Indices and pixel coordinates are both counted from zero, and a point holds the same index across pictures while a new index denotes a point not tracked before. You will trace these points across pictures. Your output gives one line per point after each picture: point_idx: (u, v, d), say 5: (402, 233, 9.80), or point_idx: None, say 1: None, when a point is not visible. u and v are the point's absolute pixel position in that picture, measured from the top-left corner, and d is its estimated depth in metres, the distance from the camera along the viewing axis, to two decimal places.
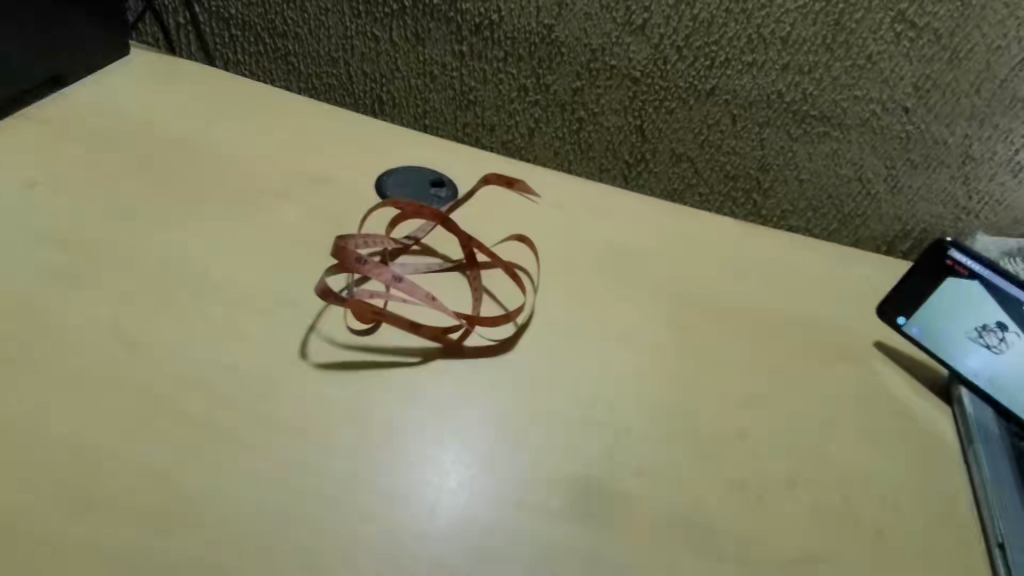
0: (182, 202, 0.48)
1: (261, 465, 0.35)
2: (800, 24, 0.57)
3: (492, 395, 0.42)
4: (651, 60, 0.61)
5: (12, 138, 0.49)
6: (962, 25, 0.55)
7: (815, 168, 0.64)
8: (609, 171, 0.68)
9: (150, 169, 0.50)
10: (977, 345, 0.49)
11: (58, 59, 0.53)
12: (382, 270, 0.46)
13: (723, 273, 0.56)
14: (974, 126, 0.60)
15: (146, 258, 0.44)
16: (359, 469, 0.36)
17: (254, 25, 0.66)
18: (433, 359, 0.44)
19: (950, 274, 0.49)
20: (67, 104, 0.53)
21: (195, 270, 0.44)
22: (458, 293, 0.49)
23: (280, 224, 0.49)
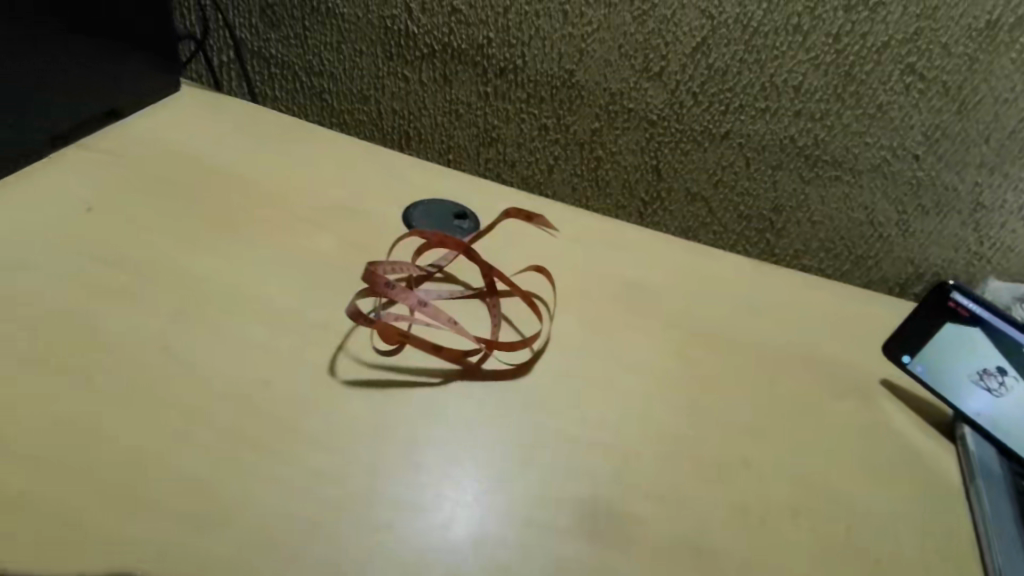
0: (217, 223, 0.51)
1: (284, 471, 0.37)
2: (811, 74, 0.59)
3: (505, 415, 0.44)
4: (668, 104, 0.63)
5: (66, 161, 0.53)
6: (971, 77, 0.57)
7: (827, 211, 0.65)
8: (625, 208, 0.70)
9: (191, 193, 0.54)
10: (978, 388, 0.50)
11: (114, 92, 0.57)
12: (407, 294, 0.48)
13: (734, 308, 0.57)
14: (983, 174, 0.61)
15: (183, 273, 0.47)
16: (375, 478, 0.38)
17: (293, 65, 0.71)
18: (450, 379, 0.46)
19: (953, 314, 0.50)
20: (117, 134, 0.57)
21: (228, 286, 0.47)
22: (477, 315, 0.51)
23: (309, 249, 0.51)
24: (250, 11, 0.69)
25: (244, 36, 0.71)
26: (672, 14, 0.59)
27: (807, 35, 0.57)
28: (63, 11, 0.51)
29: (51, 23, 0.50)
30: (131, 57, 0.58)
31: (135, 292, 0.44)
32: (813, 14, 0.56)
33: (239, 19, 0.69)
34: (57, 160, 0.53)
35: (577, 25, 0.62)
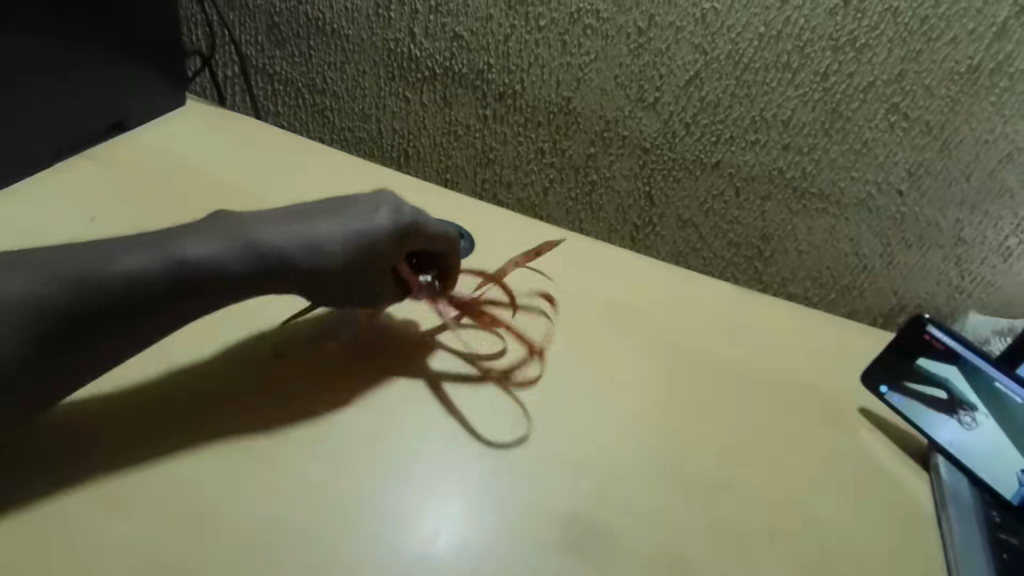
0: None
1: (285, 484, 0.42)
2: (799, 110, 0.61)
3: (481, 435, 0.46)
4: (661, 133, 0.65)
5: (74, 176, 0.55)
6: (953, 117, 0.58)
7: (814, 241, 0.67)
8: (618, 233, 0.72)
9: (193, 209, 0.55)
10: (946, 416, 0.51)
11: (121, 106, 0.59)
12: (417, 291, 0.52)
13: (718, 333, 0.59)
14: (964, 211, 0.62)
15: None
16: (363, 506, 0.41)
17: (296, 82, 0.72)
18: (428, 395, 0.48)
19: (928, 346, 0.52)
20: (123, 148, 0.59)
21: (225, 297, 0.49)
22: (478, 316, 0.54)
23: None
24: (257, 29, 0.71)
25: (249, 52, 0.72)
26: (666, 48, 0.61)
27: (796, 71, 0.59)
28: (78, 30, 0.53)
29: (66, 39, 0.53)
30: (141, 76, 0.60)
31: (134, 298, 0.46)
32: (802, 52, 0.58)
33: (246, 36, 0.71)
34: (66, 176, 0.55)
35: (576, 54, 0.63)
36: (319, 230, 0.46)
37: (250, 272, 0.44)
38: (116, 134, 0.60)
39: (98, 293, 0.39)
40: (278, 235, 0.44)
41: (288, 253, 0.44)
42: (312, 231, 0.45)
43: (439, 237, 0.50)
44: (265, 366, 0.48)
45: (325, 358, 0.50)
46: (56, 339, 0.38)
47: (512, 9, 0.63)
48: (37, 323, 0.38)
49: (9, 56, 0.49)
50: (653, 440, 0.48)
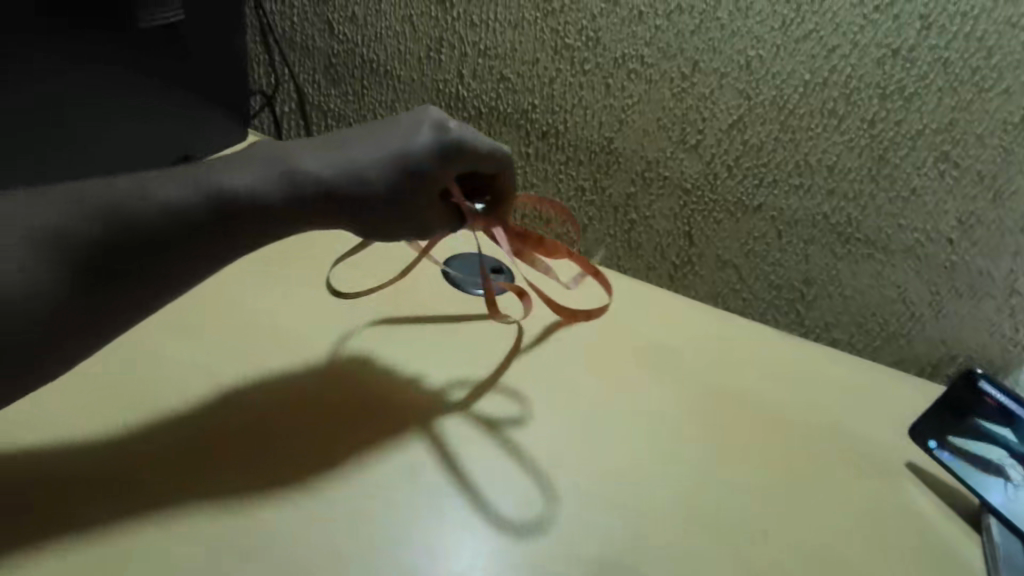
0: None
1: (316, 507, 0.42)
2: (845, 155, 0.60)
3: (508, 478, 0.46)
4: (702, 175, 0.65)
5: None
6: (1005, 167, 0.57)
7: (859, 286, 0.65)
8: (656, 271, 0.72)
9: None
10: (1008, 482, 0.49)
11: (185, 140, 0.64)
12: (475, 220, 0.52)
13: (751, 377, 0.59)
14: (1018, 262, 0.60)
15: (246, 321, 0.55)
16: (384, 535, 0.41)
17: (349, 119, 0.75)
18: (458, 434, 0.48)
19: (981, 402, 0.52)
20: None
21: None
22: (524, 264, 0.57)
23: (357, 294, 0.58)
24: (315, 69, 0.75)
25: (308, 90, 0.76)
26: (710, 92, 0.61)
27: (843, 118, 0.59)
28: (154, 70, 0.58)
29: None
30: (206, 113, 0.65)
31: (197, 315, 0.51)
32: (849, 100, 0.58)
33: (305, 75, 0.75)
34: None
35: (619, 97, 0.65)
36: (356, 157, 0.46)
37: (289, 205, 0.44)
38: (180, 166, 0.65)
39: (133, 228, 0.39)
40: (321, 159, 0.45)
41: (327, 183, 0.45)
42: (349, 158, 0.46)
43: (487, 156, 0.50)
44: (303, 393, 0.50)
45: (362, 390, 0.51)
46: (89, 278, 0.38)
47: (558, 53, 0.65)
48: (72, 268, 0.38)
49: None
50: (683, 484, 0.48)
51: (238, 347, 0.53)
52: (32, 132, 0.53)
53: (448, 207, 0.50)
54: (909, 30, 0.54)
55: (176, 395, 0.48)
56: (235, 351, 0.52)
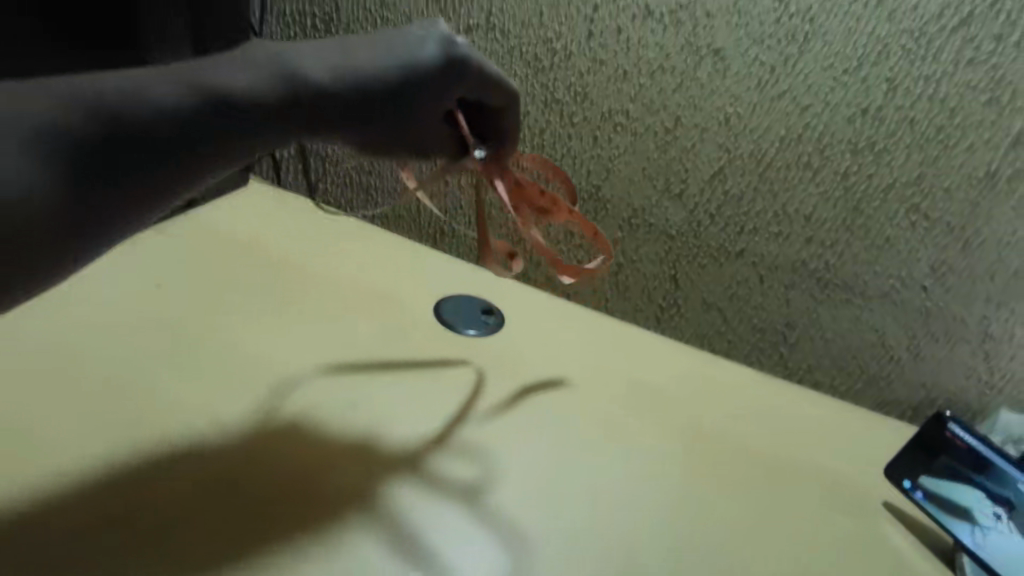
0: (278, 309, 0.59)
1: None
2: (821, 206, 0.63)
3: (471, 538, 0.44)
4: (686, 222, 0.68)
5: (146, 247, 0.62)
6: (973, 219, 0.59)
7: (839, 330, 0.67)
8: (643, 313, 0.74)
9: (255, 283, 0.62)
10: (974, 525, 0.51)
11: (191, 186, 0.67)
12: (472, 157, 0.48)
13: (735, 417, 0.61)
14: (990, 307, 0.62)
15: (233, 354, 0.54)
16: (397, 547, 0.42)
17: (346, 164, 0.78)
18: (456, 454, 0.50)
19: (949, 444, 0.53)
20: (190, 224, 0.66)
21: (273, 355, 0.55)
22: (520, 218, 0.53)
23: (352, 332, 0.59)
24: None
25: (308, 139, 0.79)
26: (692, 145, 0.64)
27: (817, 171, 0.61)
28: None
29: None
30: None
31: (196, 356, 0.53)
32: (823, 154, 0.60)
33: None
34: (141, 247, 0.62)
35: (605, 148, 0.68)
36: (358, 59, 0.41)
37: (282, 105, 0.38)
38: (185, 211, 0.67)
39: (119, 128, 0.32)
40: (320, 61, 0.39)
41: (325, 85, 0.39)
42: (349, 58, 0.41)
43: (489, 83, 0.46)
44: (294, 421, 0.50)
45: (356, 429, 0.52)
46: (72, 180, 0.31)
47: (547, 105, 0.68)
48: None
49: None
50: (667, 526, 0.48)
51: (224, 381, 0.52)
52: None
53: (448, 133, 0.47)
54: (876, 91, 0.56)
55: (163, 429, 0.47)
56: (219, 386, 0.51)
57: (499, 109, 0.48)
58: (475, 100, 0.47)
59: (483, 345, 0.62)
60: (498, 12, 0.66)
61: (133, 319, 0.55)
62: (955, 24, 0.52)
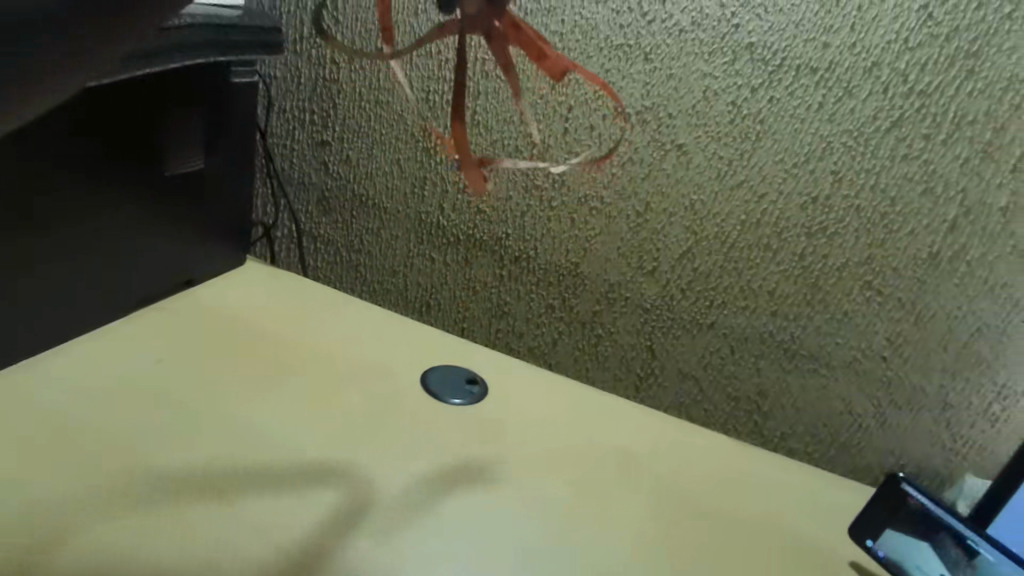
0: (271, 382, 0.62)
1: None
2: (782, 282, 0.67)
3: None
4: (660, 296, 0.72)
5: (147, 323, 0.65)
6: (923, 296, 0.63)
7: (808, 399, 0.71)
8: (622, 382, 0.77)
9: (252, 356, 0.64)
10: None
11: (194, 266, 0.70)
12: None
13: (712, 483, 0.63)
14: (946, 377, 0.65)
15: (227, 426, 0.56)
16: None
17: (337, 243, 0.83)
18: (444, 510, 0.53)
19: (906, 505, 0.55)
20: (191, 300, 0.70)
21: (268, 427, 0.57)
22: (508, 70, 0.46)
23: (342, 403, 0.61)
24: (309, 200, 0.82)
25: (303, 220, 0.83)
26: (662, 227, 0.69)
27: (777, 251, 0.66)
28: (168, 209, 0.65)
29: (159, 213, 0.64)
30: (213, 243, 0.72)
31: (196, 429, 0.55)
32: (781, 236, 0.65)
33: (299, 204, 0.83)
34: (144, 323, 0.65)
35: (582, 229, 0.73)
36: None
37: None
38: (185, 289, 0.71)
39: None
40: None
41: None
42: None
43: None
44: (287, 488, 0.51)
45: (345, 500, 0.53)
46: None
47: (528, 190, 0.73)
48: None
49: (119, 228, 0.61)
50: None
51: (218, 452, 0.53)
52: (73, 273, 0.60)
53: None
54: (824, 182, 0.62)
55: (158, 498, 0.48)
56: (214, 457, 0.53)
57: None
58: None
59: (467, 417, 0.64)
60: (480, 108, 0.71)
61: (131, 391, 0.57)
62: (888, 125, 0.58)
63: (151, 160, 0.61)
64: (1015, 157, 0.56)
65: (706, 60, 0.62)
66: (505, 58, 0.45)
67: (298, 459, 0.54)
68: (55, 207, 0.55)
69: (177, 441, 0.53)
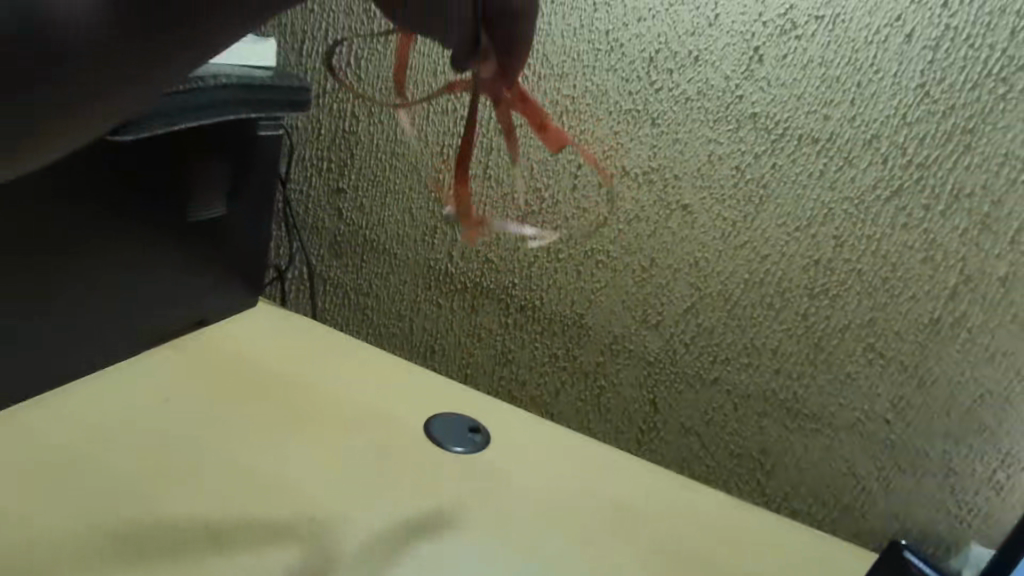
0: (276, 424, 0.62)
1: None
2: (785, 341, 0.68)
3: None
4: (663, 350, 0.73)
5: (160, 362, 0.66)
6: (924, 360, 0.63)
7: (812, 459, 0.70)
8: (624, 434, 0.77)
9: (259, 397, 0.65)
10: None
11: (209, 307, 0.72)
12: (480, 62, 0.37)
13: (713, 543, 0.62)
14: (950, 442, 0.64)
15: (230, 469, 0.56)
16: None
17: (347, 285, 0.84)
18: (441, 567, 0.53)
19: None
20: (203, 339, 0.71)
21: (269, 471, 0.57)
22: (509, 136, 0.46)
23: (343, 448, 0.61)
24: (321, 243, 0.84)
25: (315, 263, 0.85)
26: (666, 283, 0.71)
27: (779, 310, 0.67)
28: (187, 252, 0.67)
29: (179, 256, 0.66)
30: (229, 285, 0.73)
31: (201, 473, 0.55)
32: (783, 296, 0.66)
33: (312, 247, 0.85)
34: (158, 363, 0.66)
35: (588, 282, 0.74)
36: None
37: None
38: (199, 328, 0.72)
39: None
40: None
41: None
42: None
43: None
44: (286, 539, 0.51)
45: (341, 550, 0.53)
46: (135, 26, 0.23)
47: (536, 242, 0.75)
48: None
49: (139, 270, 0.63)
50: None
51: (218, 497, 0.54)
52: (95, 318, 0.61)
53: (466, 26, 0.35)
54: (825, 246, 0.63)
55: (160, 548, 0.49)
56: (216, 501, 0.53)
57: (520, 14, 0.36)
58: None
59: (466, 465, 0.64)
60: (493, 164, 0.74)
61: (140, 432, 0.58)
62: (888, 194, 0.60)
63: (176, 207, 0.63)
64: (1013, 228, 0.57)
65: (711, 127, 0.64)
66: (508, 121, 0.45)
67: (299, 503, 0.55)
68: (76, 246, 0.57)
69: (181, 483, 0.54)
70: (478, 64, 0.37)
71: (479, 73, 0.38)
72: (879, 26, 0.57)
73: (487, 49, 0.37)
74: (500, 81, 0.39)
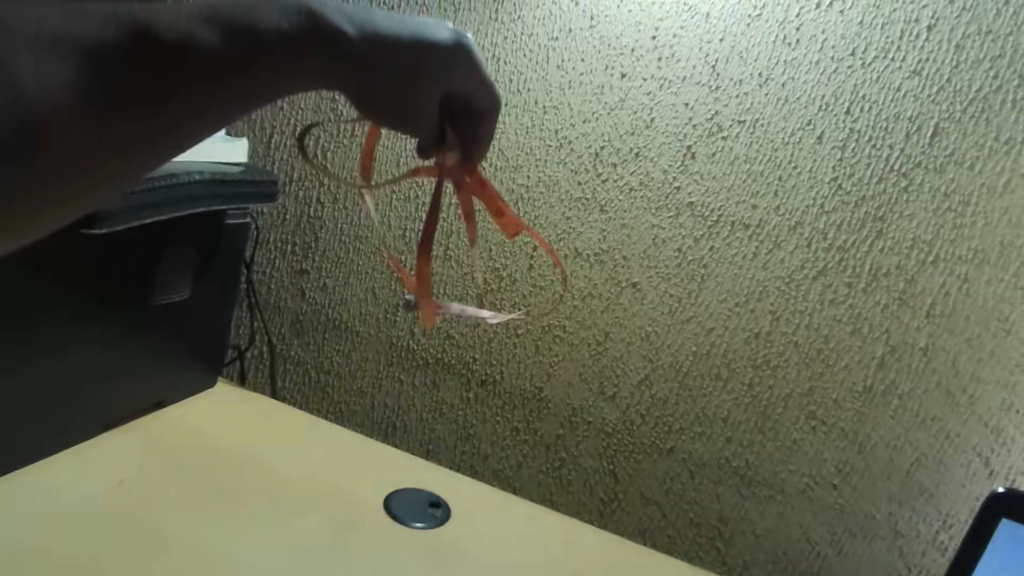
0: (230, 506, 0.60)
1: None
2: (734, 410, 0.71)
3: None
4: (621, 421, 0.75)
5: (114, 443, 0.65)
6: (863, 426, 0.67)
7: (768, 524, 0.72)
8: (587, 507, 0.78)
9: (216, 478, 0.64)
10: None
11: (168, 387, 0.71)
12: (444, 152, 0.41)
13: None
14: (893, 505, 0.67)
15: (184, 553, 0.54)
16: None
17: (308, 363, 0.85)
18: None
19: None
20: (162, 420, 0.70)
21: (218, 558, 0.55)
22: (470, 219, 0.49)
23: (301, 532, 0.60)
24: (283, 322, 0.85)
25: (277, 341, 0.86)
26: (620, 355, 0.74)
27: (727, 380, 0.71)
28: (154, 333, 0.67)
29: (145, 339, 0.67)
30: (191, 365, 0.73)
31: (154, 557, 0.53)
32: (729, 366, 0.70)
33: (274, 326, 0.85)
34: (114, 443, 0.65)
35: (546, 355, 0.76)
36: (376, 16, 0.36)
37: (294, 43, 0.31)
38: (155, 409, 0.71)
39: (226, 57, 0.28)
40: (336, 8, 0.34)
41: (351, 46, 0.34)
42: (372, 19, 0.35)
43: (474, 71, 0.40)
44: None
45: None
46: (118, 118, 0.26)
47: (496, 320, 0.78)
48: None
49: (102, 352, 0.63)
50: None
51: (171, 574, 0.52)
52: (51, 405, 0.60)
53: (434, 128, 0.40)
54: (764, 320, 0.68)
55: None
56: None
57: (483, 114, 0.41)
58: (461, 95, 0.40)
59: (424, 542, 0.63)
60: (453, 247, 0.78)
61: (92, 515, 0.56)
62: (815, 274, 0.66)
63: (143, 290, 0.64)
64: (927, 304, 0.63)
65: (654, 214, 0.70)
66: (469, 209, 0.48)
67: None
68: (39, 332, 0.57)
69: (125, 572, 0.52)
70: (442, 156, 0.42)
71: (443, 163, 0.43)
72: (793, 129, 0.64)
73: (450, 142, 0.41)
74: (463, 172, 0.44)
